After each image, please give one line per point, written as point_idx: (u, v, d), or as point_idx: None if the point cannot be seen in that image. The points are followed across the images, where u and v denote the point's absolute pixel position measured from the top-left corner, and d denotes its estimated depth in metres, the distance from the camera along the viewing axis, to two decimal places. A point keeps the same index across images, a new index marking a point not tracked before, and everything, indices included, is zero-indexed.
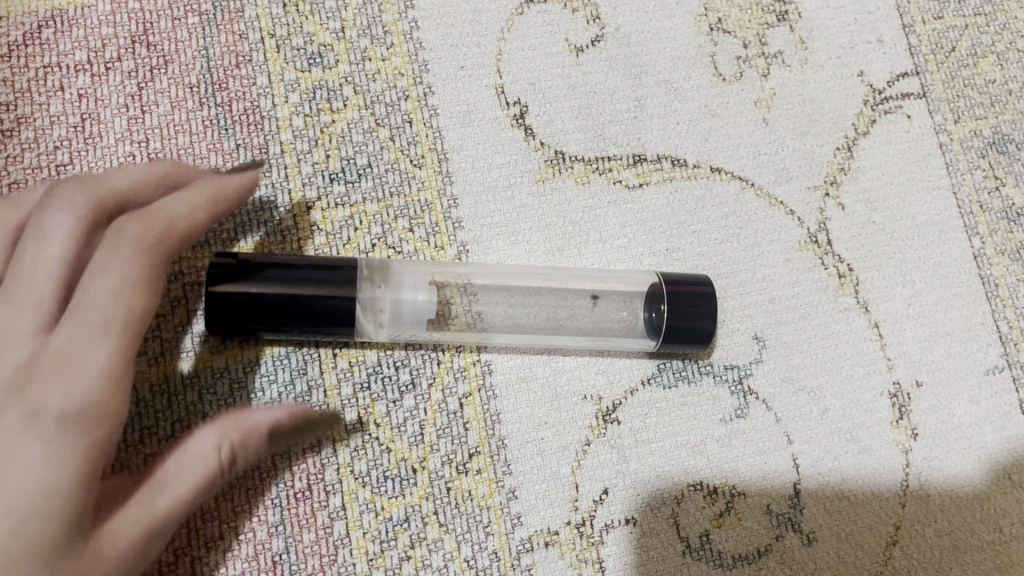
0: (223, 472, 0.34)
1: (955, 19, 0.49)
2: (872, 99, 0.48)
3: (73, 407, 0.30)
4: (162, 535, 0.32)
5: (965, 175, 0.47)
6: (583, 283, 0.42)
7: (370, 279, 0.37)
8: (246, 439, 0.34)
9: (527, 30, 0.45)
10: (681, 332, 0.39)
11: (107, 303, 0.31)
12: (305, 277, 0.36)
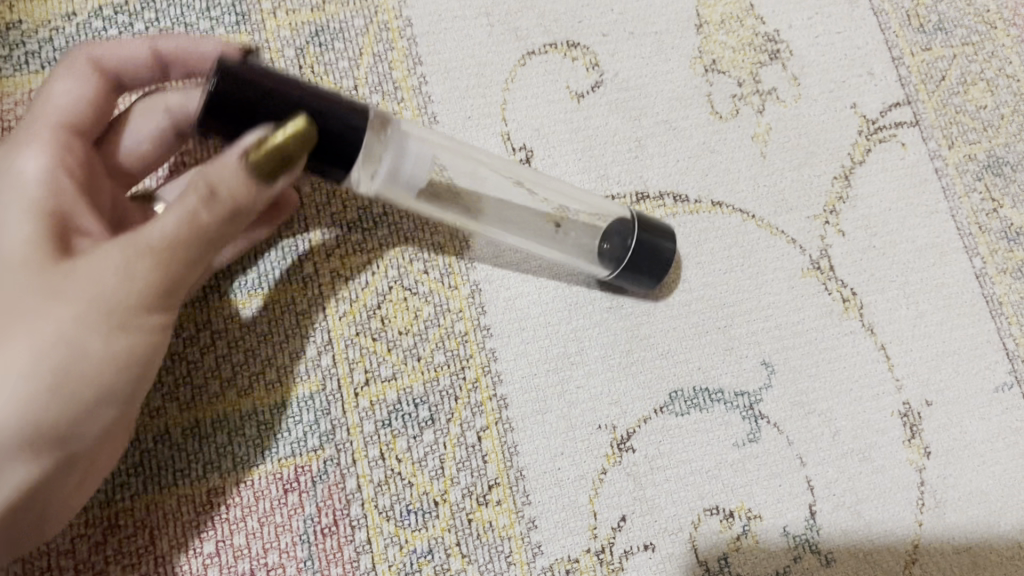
0: (210, 204, 0.31)
1: (943, 50, 0.51)
2: (866, 130, 0.49)
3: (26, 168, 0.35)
4: (146, 265, 0.32)
5: (962, 199, 0.49)
6: (554, 201, 0.42)
7: (375, 126, 0.35)
8: (216, 166, 0.31)
9: (530, 79, 0.48)
10: (647, 270, 0.42)
11: (56, 100, 0.37)
12: (311, 104, 0.33)
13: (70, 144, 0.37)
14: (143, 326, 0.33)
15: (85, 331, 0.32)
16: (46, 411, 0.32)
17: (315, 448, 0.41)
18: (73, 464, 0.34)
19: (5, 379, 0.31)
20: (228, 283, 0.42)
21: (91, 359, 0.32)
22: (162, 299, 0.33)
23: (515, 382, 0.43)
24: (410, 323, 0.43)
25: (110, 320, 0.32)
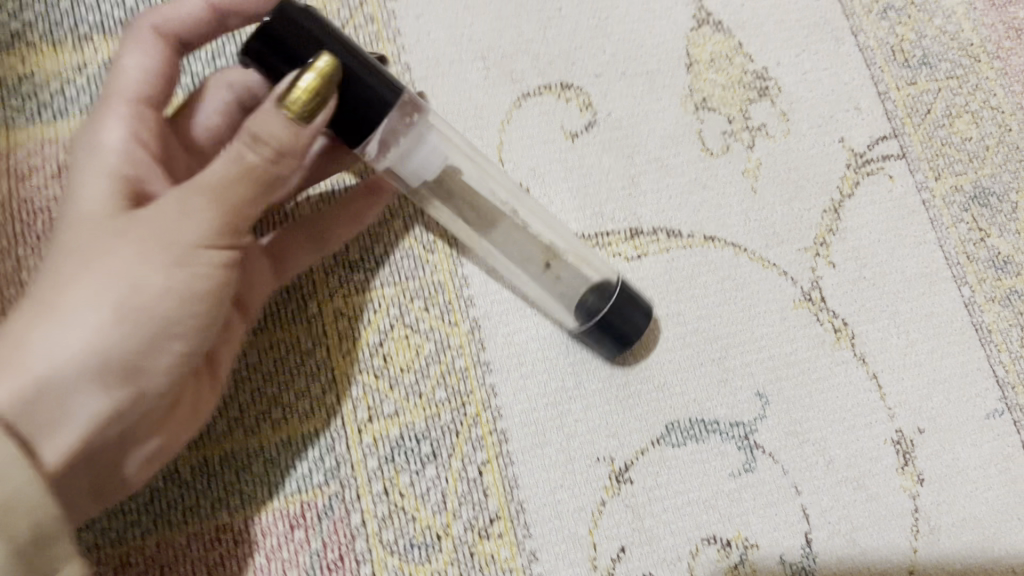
0: (253, 149, 0.31)
1: (928, 84, 0.53)
2: (854, 163, 0.51)
3: (109, 138, 0.38)
4: (202, 205, 0.32)
5: (949, 229, 0.50)
6: (550, 240, 0.44)
7: (400, 109, 0.37)
8: (259, 114, 0.31)
9: (526, 120, 0.49)
10: (611, 338, 0.43)
11: (127, 73, 0.39)
12: (343, 61, 0.34)
13: (143, 117, 0.39)
14: (202, 261, 0.34)
15: (147, 265, 0.33)
16: (113, 340, 0.33)
17: (320, 484, 0.42)
18: (145, 404, 0.36)
19: (80, 318, 0.32)
20: None
21: (154, 291, 0.33)
22: (219, 232, 0.33)
23: (515, 416, 0.44)
24: (411, 361, 0.44)
25: (175, 257, 0.33)
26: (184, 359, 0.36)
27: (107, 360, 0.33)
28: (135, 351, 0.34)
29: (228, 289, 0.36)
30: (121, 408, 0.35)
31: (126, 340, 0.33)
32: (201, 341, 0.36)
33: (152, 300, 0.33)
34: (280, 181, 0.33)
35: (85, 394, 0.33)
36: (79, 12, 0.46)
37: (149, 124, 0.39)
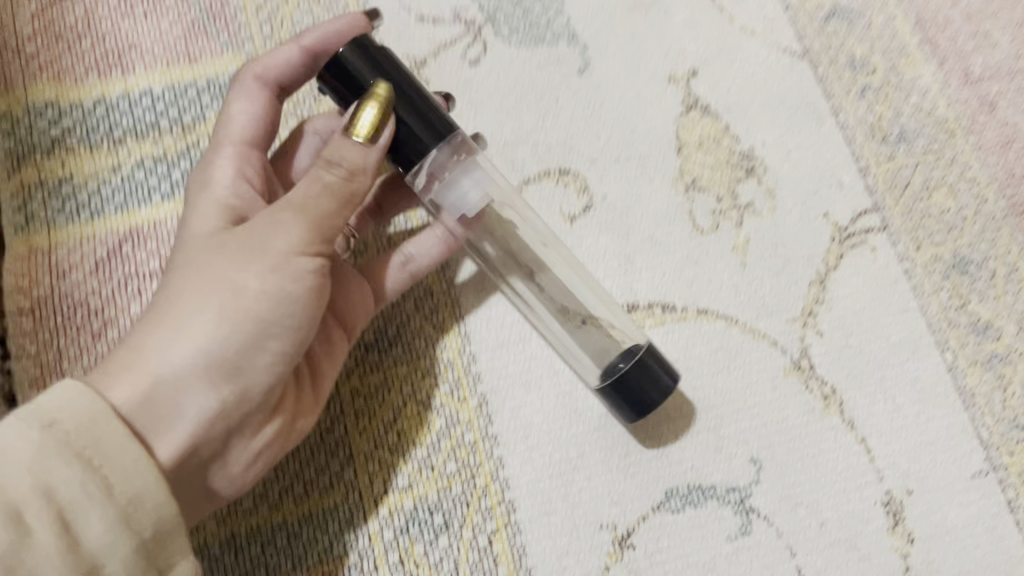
0: (341, 177, 0.39)
1: (906, 159, 0.56)
2: (838, 237, 0.54)
3: (219, 174, 0.45)
4: (288, 218, 0.39)
5: (931, 296, 0.52)
6: (587, 299, 0.48)
7: (451, 146, 0.43)
8: (342, 145, 0.38)
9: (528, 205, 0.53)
10: (631, 396, 0.45)
11: (235, 118, 0.47)
12: (406, 96, 0.41)
13: (247, 152, 0.46)
14: (295, 267, 0.39)
15: (246, 270, 0.39)
16: (222, 337, 0.39)
17: (339, 555, 0.45)
18: (250, 402, 0.40)
19: (192, 320, 0.39)
20: None
21: (250, 292, 0.39)
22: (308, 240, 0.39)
23: (522, 486, 0.47)
24: (423, 435, 0.47)
25: (269, 262, 0.39)
26: (284, 360, 0.41)
27: (214, 355, 0.39)
28: (239, 347, 0.39)
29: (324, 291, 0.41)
30: (228, 404, 0.40)
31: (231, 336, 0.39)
32: (300, 343, 0.41)
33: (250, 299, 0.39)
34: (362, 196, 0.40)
35: (194, 387, 0.39)
36: (113, 118, 0.51)
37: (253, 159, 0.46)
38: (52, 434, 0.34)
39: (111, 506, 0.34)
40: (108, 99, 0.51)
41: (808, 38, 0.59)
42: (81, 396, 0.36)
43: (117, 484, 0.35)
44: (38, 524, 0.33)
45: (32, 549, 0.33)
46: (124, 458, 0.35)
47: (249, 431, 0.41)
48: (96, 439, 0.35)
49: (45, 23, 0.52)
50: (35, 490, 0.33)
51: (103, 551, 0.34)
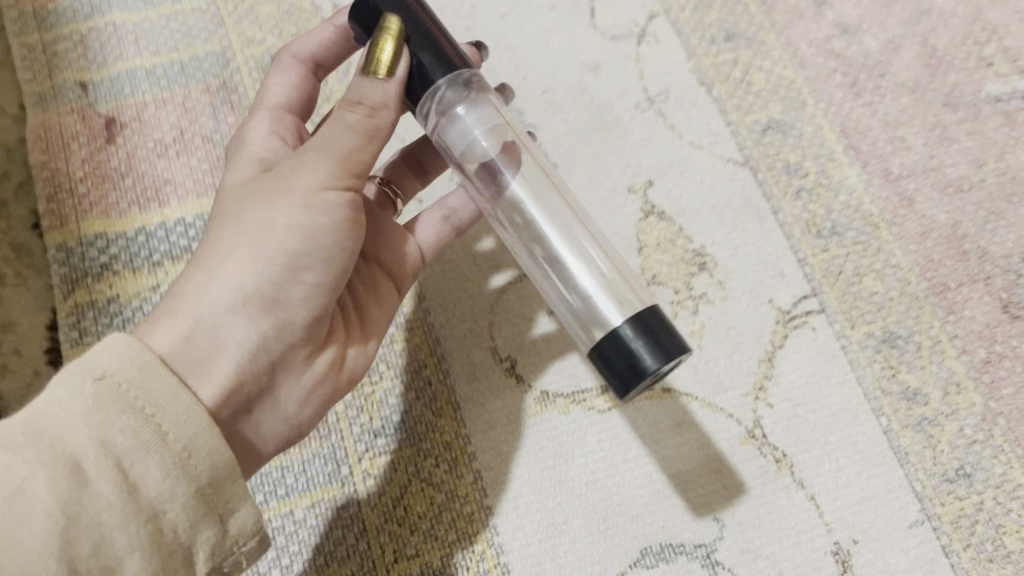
0: (365, 116, 0.46)
1: (838, 250, 0.64)
2: (782, 319, 0.62)
3: (254, 124, 0.55)
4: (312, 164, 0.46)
5: (866, 368, 0.60)
6: (598, 270, 0.48)
7: (458, 87, 0.48)
8: (364, 86, 0.45)
9: (511, 303, 0.61)
10: (624, 363, 0.43)
11: (275, 87, 0.57)
12: (420, 35, 0.46)
13: (281, 115, 0.57)
14: (325, 201, 0.46)
15: (279, 211, 0.46)
16: (261, 272, 0.45)
17: None
18: (292, 335, 0.47)
19: (235, 262, 0.45)
20: (282, 487, 0.55)
21: (283, 228, 0.45)
22: (335, 176, 0.46)
23: (515, 550, 0.54)
24: (426, 508, 0.55)
25: (298, 200, 0.45)
26: (319, 292, 0.47)
27: (256, 290, 0.45)
28: (277, 283, 0.45)
29: (350, 229, 0.47)
30: (270, 337, 0.46)
31: (269, 273, 0.45)
32: (331, 277, 0.47)
33: (284, 237, 0.45)
34: (384, 129, 0.47)
35: (239, 324, 0.45)
36: (152, 244, 0.59)
37: (287, 122, 0.56)
38: (104, 387, 0.39)
39: (169, 454, 0.39)
40: (148, 228, 0.60)
41: (748, 147, 0.68)
42: (128, 348, 0.40)
43: (171, 432, 0.40)
44: (98, 474, 0.37)
45: (94, 496, 0.37)
46: (175, 407, 0.40)
47: (290, 369, 0.48)
48: (145, 389, 0.40)
49: (94, 165, 0.61)
50: (93, 443, 0.38)
51: (161, 499, 0.39)
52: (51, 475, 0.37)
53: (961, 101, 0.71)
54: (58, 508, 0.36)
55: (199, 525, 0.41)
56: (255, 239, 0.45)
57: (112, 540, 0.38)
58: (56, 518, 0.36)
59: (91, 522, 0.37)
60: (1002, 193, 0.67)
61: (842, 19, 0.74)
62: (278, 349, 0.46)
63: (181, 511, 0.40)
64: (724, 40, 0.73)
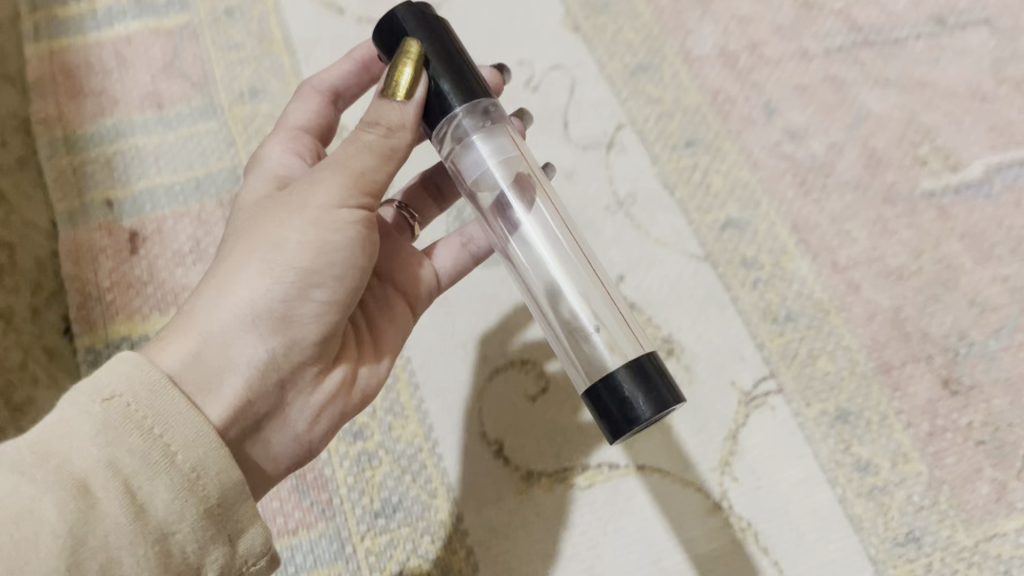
0: (382, 138, 0.51)
1: (793, 334, 0.71)
2: (744, 399, 0.68)
3: (273, 140, 0.64)
4: (321, 194, 0.52)
5: (821, 443, 0.66)
6: (598, 321, 0.53)
7: (474, 113, 0.53)
8: (384, 108, 0.51)
9: (498, 390, 0.68)
10: (616, 411, 0.47)
11: (298, 112, 0.66)
12: (442, 59, 0.51)
13: (300, 137, 0.65)
14: (338, 219, 0.52)
15: (291, 232, 0.51)
16: (274, 290, 0.50)
17: None
18: (302, 353, 0.52)
19: (248, 279, 0.50)
20: (293, 566, 0.63)
21: (294, 248, 0.51)
22: (348, 195, 0.52)
23: None
24: None
25: (313, 221, 0.51)
26: (328, 311, 0.52)
27: (269, 309, 0.50)
28: (286, 302, 0.51)
29: (356, 246, 0.53)
30: (280, 354, 0.51)
31: (279, 292, 0.50)
32: (338, 295, 0.53)
33: (294, 257, 0.51)
34: (399, 151, 0.52)
35: (254, 340, 0.50)
36: None
37: (305, 142, 0.65)
38: (112, 408, 0.43)
39: (176, 474, 0.43)
40: None
41: (708, 244, 0.75)
42: (136, 372, 0.45)
43: (178, 453, 0.44)
44: (107, 496, 0.41)
45: (100, 519, 0.41)
46: (182, 428, 0.44)
47: (301, 387, 0.53)
48: (154, 412, 0.44)
49: (119, 275, 0.68)
50: (101, 464, 0.42)
51: (169, 521, 0.43)
52: (61, 497, 0.40)
53: (899, 196, 0.79)
54: (65, 530, 0.40)
55: (207, 545, 0.45)
56: (265, 260, 0.51)
57: (119, 562, 0.41)
58: (63, 537, 0.39)
59: (98, 542, 0.40)
60: (939, 279, 0.74)
61: (790, 124, 0.83)
62: (289, 367, 0.51)
63: (188, 533, 0.44)
64: (685, 146, 0.81)
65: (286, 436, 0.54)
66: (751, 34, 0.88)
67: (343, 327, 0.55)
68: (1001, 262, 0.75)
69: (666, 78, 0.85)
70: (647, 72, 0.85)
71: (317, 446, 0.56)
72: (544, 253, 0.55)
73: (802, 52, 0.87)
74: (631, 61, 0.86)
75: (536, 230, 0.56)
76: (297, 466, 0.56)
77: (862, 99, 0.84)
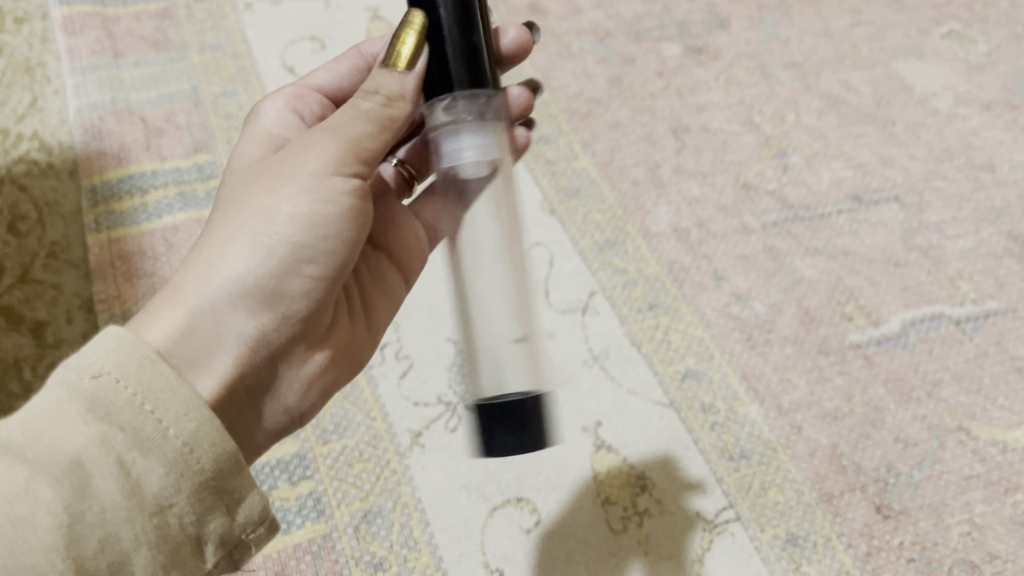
0: (385, 107, 0.57)
1: (747, 469, 0.84)
2: (708, 527, 0.80)
3: (281, 94, 0.72)
4: (313, 160, 0.56)
5: (775, 563, 0.78)
6: (516, 328, 0.62)
7: (468, 100, 0.58)
8: (388, 79, 0.56)
9: (497, 524, 0.79)
10: (486, 437, 0.55)
11: (321, 74, 0.75)
12: (453, 37, 0.56)
13: (307, 95, 0.73)
14: (331, 185, 0.56)
15: (282, 200, 0.56)
16: (263, 264, 0.55)
17: None
18: (287, 327, 0.57)
19: (239, 253, 0.55)
20: None
21: (285, 218, 0.55)
22: (343, 163, 0.56)
23: None
24: None
25: (304, 190, 0.56)
26: (313, 284, 0.57)
27: (258, 285, 0.55)
28: (275, 277, 0.55)
29: (347, 215, 0.57)
30: (268, 328, 0.56)
31: (268, 266, 0.55)
32: (325, 271, 0.58)
33: (285, 229, 0.55)
34: (397, 120, 0.57)
35: (244, 316, 0.55)
36: None
37: (308, 101, 0.73)
38: (102, 384, 0.45)
39: (169, 448, 0.46)
40: None
41: (672, 392, 0.89)
42: (123, 348, 0.47)
43: (171, 427, 0.46)
44: (100, 475, 0.44)
45: (96, 495, 0.44)
46: (174, 401, 0.47)
47: (288, 363, 0.59)
48: (146, 389, 0.46)
49: None
50: (93, 443, 0.45)
51: (165, 495, 0.46)
52: (55, 482, 0.43)
53: (831, 348, 0.93)
54: (62, 508, 0.42)
55: (205, 517, 0.48)
56: (255, 234, 0.55)
57: (118, 536, 0.44)
58: (61, 517, 0.42)
59: (94, 518, 0.43)
60: (868, 419, 0.88)
61: (736, 288, 0.97)
62: (275, 343, 0.57)
63: (186, 505, 0.47)
64: (648, 308, 0.95)
65: (276, 410, 0.59)
66: (699, 212, 1.04)
67: (329, 302, 0.60)
68: (919, 403, 0.89)
69: (629, 251, 1.00)
70: (613, 247, 1.00)
71: (303, 418, 0.62)
72: (490, 253, 0.63)
73: (743, 227, 1.03)
74: (599, 238, 1.01)
75: (488, 227, 0.63)
76: (288, 433, 0.62)
77: (795, 266, 1.00)
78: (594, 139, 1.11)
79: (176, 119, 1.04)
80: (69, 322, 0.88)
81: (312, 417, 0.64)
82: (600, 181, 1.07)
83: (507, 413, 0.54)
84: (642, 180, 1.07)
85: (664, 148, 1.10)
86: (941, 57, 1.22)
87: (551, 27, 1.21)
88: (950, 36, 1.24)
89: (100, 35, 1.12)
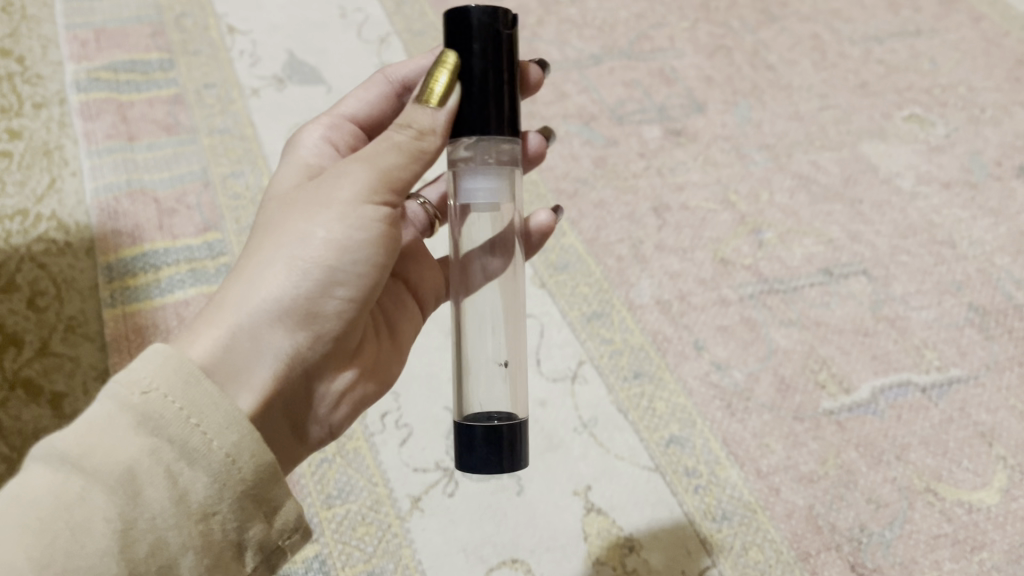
0: (415, 139, 0.61)
1: (728, 530, 0.89)
2: None
3: (318, 123, 0.78)
4: (345, 191, 0.61)
5: None
6: (501, 355, 0.69)
7: (489, 144, 0.62)
8: (422, 115, 0.61)
9: None
10: (471, 452, 0.61)
11: (353, 102, 0.80)
12: (483, 82, 0.60)
13: (341, 125, 0.79)
14: (362, 215, 0.61)
15: (317, 227, 0.61)
16: (299, 287, 0.60)
17: None
18: (322, 344, 0.62)
19: (276, 277, 0.59)
20: None
21: (319, 244, 0.60)
22: (372, 194, 0.61)
23: None
24: None
25: (336, 220, 0.61)
26: (345, 306, 0.62)
27: (295, 306, 0.60)
28: (310, 298, 0.60)
29: (377, 240, 0.62)
30: (303, 345, 0.61)
31: (304, 288, 0.60)
32: (357, 293, 0.63)
33: (319, 254, 0.60)
34: (427, 152, 0.62)
35: (282, 334, 0.59)
36: None
37: (341, 131, 0.79)
38: (151, 399, 0.50)
39: (214, 459, 0.51)
40: None
41: (657, 457, 0.94)
42: (170, 365, 0.52)
43: (214, 439, 0.51)
44: (151, 485, 0.49)
45: (147, 503, 0.49)
46: (216, 414, 0.52)
47: (322, 378, 0.64)
48: (193, 405, 0.51)
49: None
50: (143, 454, 0.50)
51: (209, 502, 0.51)
52: (108, 494, 0.48)
53: (806, 414, 0.99)
54: (116, 516, 0.48)
55: (247, 522, 0.53)
56: (290, 258, 0.60)
57: (167, 540, 0.49)
58: (114, 525, 0.48)
59: (145, 525, 0.49)
60: (841, 481, 0.93)
61: (716, 357, 1.04)
62: (310, 360, 0.62)
63: (228, 512, 0.52)
64: (634, 376, 1.01)
65: (311, 420, 0.65)
66: (680, 286, 1.11)
67: (359, 321, 0.65)
68: (889, 466, 0.94)
69: (615, 322, 1.06)
70: (600, 318, 1.07)
71: (335, 429, 0.68)
72: (486, 304, 0.70)
73: (721, 299, 1.10)
74: (586, 310, 1.08)
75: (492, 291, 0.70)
76: (322, 441, 0.68)
77: (771, 336, 1.06)
78: (581, 217, 1.18)
79: (187, 200, 1.11)
80: (86, 393, 0.94)
81: (342, 429, 0.69)
82: (586, 256, 1.13)
83: (505, 435, 0.60)
84: (626, 255, 1.14)
85: (647, 225, 1.17)
86: (903, 139, 1.31)
87: (540, 112, 1.30)
88: (911, 120, 1.33)
89: (115, 120, 1.19)
